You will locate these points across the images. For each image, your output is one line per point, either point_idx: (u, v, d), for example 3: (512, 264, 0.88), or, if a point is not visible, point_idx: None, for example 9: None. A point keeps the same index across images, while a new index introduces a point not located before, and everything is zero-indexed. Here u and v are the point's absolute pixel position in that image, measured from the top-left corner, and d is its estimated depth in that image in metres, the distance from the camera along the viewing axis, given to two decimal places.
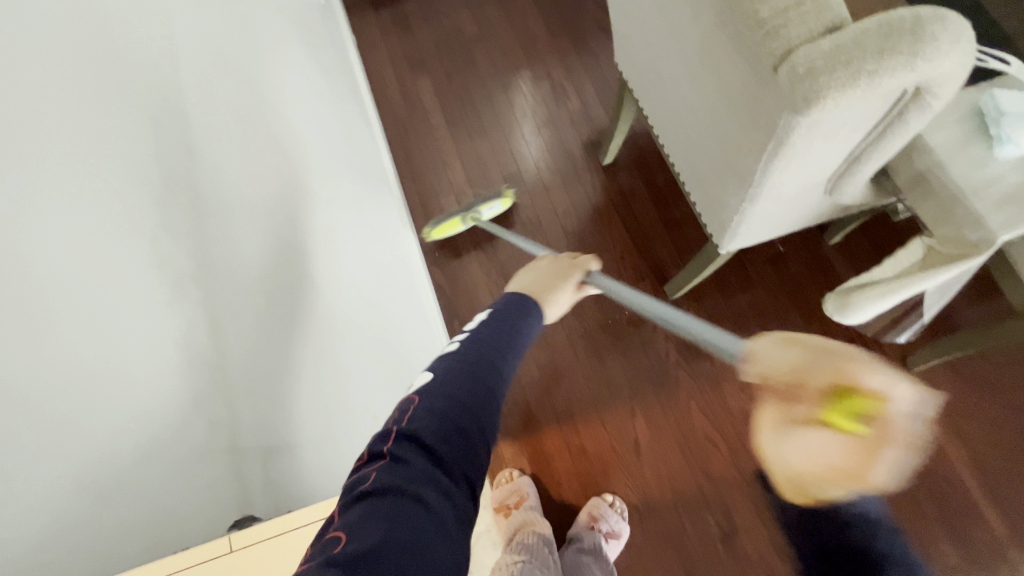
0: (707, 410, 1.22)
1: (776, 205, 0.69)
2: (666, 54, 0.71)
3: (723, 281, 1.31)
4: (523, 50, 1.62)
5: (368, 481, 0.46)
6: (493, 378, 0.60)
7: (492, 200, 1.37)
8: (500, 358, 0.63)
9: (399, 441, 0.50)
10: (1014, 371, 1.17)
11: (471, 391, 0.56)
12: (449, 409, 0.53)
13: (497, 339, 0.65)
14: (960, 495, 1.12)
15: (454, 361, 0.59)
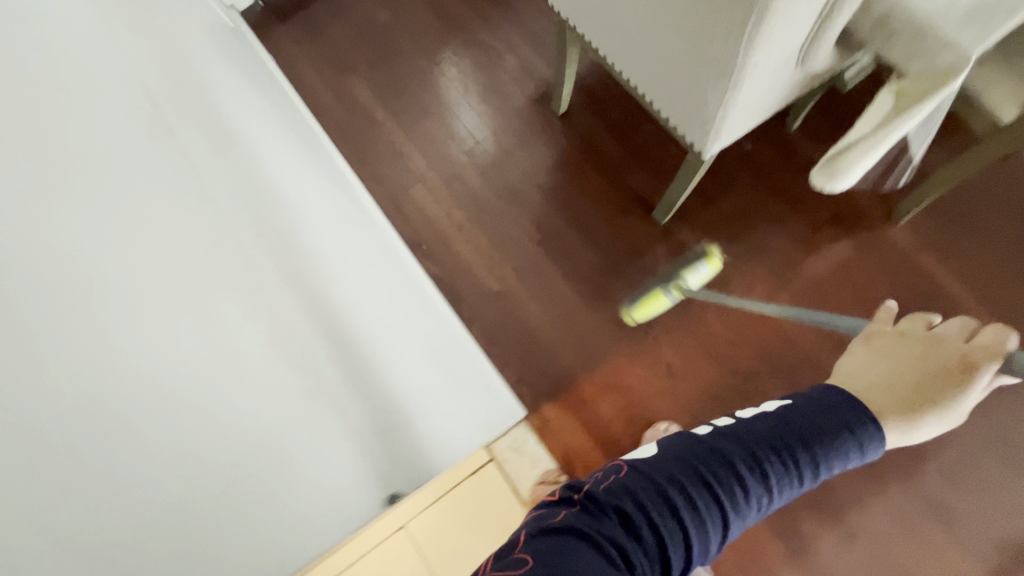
0: (722, 315, 1.27)
1: (761, 76, 0.70)
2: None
3: (704, 191, 1.34)
4: (443, 23, 1.58)
5: (559, 517, 0.56)
6: (718, 488, 0.59)
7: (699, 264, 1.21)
8: (744, 479, 0.61)
9: (589, 495, 0.58)
10: (984, 198, 1.25)
11: (678, 480, 0.59)
12: (652, 486, 0.59)
13: (761, 443, 0.64)
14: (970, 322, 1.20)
15: (683, 447, 0.63)
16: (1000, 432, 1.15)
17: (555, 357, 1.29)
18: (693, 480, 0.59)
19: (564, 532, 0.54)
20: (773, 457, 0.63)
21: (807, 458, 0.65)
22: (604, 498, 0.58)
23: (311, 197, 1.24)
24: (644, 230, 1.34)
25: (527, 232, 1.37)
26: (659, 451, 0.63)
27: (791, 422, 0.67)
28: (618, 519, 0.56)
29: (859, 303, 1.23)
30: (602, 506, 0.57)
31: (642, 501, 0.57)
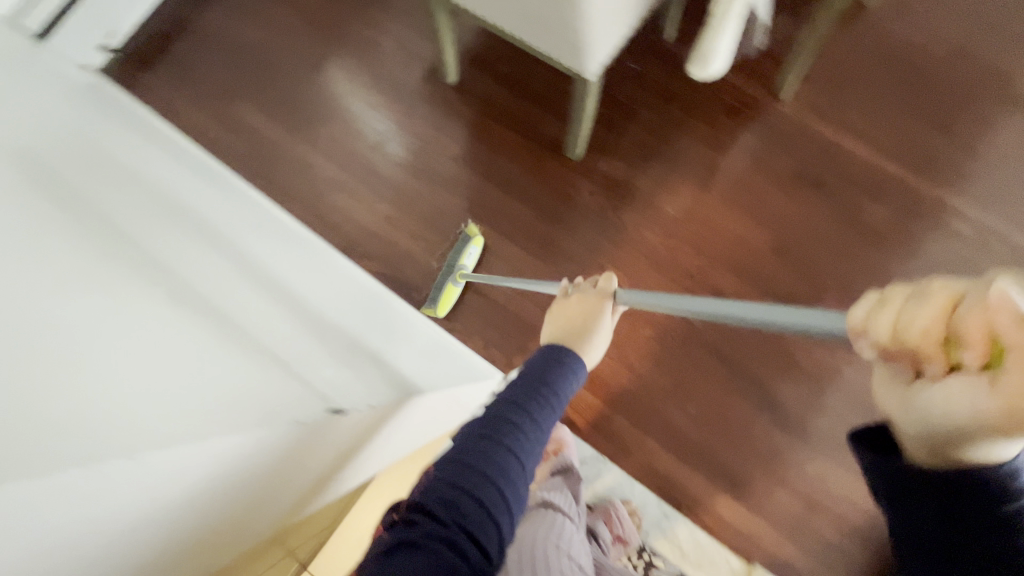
0: (657, 227, 1.32)
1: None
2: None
3: (607, 118, 1.38)
4: (313, 27, 1.55)
5: (388, 540, 0.54)
6: (512, 447, 0.61)
7: (466, 246, 1.32)
8: (527, 432, 0.64)
9: (411, 507, 0.57)
10: (852, 54, 1.34)
11: (480, 457, 0.59)
12: (462, 470, 0.59)
13: (523, 390, 0.68)
14: (871, 168, 1.29)
15: (473, 428, 0.63)
16: (924, 257, 1.25)
17: (516, 314, 1.32)
18: (488, 444, 0.61)
19: (395, 553, 0.52)
20: (539, 395, 0.68)
21: (567, 379, 0.72)
22: (423, 503, 0.56)
23: (226, 210, 1.11)
24: (563, 171, 1.38)
25: (455, 205, 1.39)
26: (455, 442, 0.62)
27: (532, 371, 0.72)
28: (438, 518, 0.55)
29: (773, 179, 1.31)
30: (422, 516, 0.55)
31: (453, 492, 0.57)
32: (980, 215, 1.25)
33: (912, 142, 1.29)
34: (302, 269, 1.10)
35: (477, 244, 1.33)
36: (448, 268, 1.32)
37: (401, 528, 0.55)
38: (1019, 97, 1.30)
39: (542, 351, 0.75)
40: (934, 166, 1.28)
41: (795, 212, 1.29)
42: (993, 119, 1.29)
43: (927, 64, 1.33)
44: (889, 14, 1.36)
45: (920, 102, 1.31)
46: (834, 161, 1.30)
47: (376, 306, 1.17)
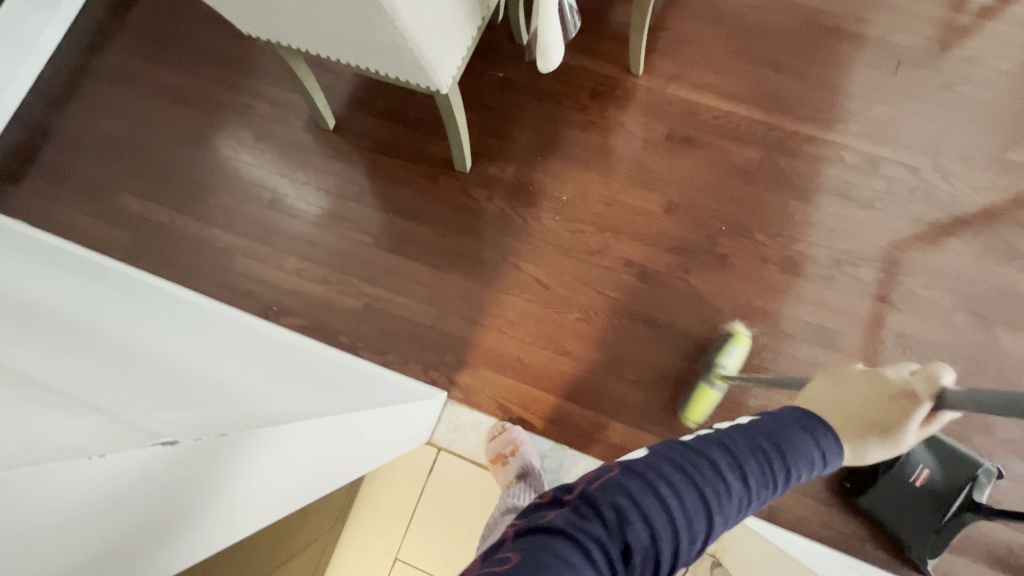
0: (558, 216, 1.37)
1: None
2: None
3: (488, 127, 1.44)
4: (181, 104, 1.54)
5: (552, 521, 0.51)
6: (706, 493, 0.53)
7: (729, 347, 1.25)
8: (736, 480, 0.54)
9: (582, 498, 0.53)
10: (688, 22, 1.47)
11: (669, 486, 0.53)
12: (643, 494, 0.52)
13: (747, 444, 0.56)
14: (732, 117, 1.40)
15: (674, 449, 0.56)
16: (796, 184, 1.36)
17: (446, 331, 1.33)
18: (672, 478, 0.53)
19: (548, 537, 0.50)
20: (763, 455, 0.56)
21: (809, 457, 0.58)
22: (591, 502, 0.52)
23: (115, 287, 1.05)
24: (459, 185, 1.41)
25: (362, 242, 1.39)
26: (648, 453, 0.56)
27: (772, 427, 0.58)
28: (604, 526, 0.51)
29: (649, 147, 1.40)
30: (590, 514, 0.51)
31: (625, 513, 0.51)
32: (833, 135, 1.38)
33: (759, 85, 1.42)
34: (223, 329, 1.04)
35: (739, 343, 1.25)
36: (703, 368, 1.26)
37: (568, 511, 0.52)
38: (837, 28, 1.45)
39: (792, 410, 0.62)
40: (783, 102, 1.41)
41: (676, 171, 1.38)
42: (821, 50, 1.44)
43: (753, 17, 1.46)
44: None
45: (756, 50, 1.44)
46: (698, 119, 1.41)
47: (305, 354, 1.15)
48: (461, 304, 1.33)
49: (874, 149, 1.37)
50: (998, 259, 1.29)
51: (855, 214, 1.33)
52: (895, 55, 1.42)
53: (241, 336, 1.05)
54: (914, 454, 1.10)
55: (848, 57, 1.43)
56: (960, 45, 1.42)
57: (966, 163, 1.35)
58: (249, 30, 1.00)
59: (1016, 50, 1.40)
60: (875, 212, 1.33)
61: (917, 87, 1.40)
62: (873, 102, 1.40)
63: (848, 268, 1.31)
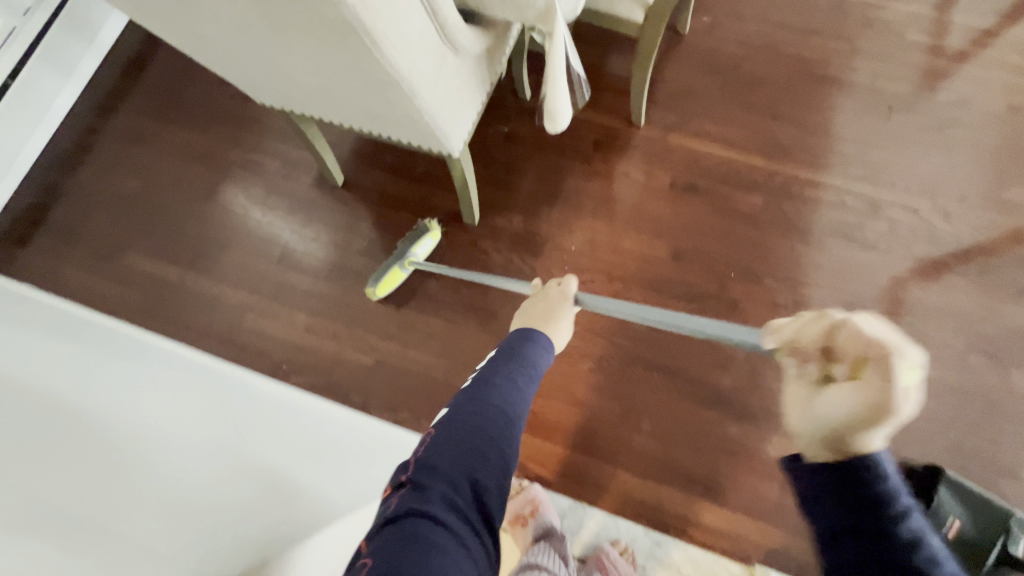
0: (567, 265, 1.38)
1: (433, 76, 0.78)
2: (267, 44, 0.76)
3: (494, 179, 1.47)
4: (191, 162, 1.56)
5: (399, 504, 0.58)
6: (498, 409, 0.67)
7: (422, 237, 1.36)
8: (510, 394, 0.70)
9: (415, 473, 0.61)
10: (685, 74, 1.52)
11: (471, 420, 0.65)
12: (458, 436, 0.63)
13: (502, 362, 0.76)
14: (733, 163, 1.43)
15: (465, 399, 0.68)
16: (801, 228, 1.37)
17: (458, 385, 1.31)
18: (469, 417, 0.65)
19: (400, 520, 0.56)
20: (518, 364, 0.76)
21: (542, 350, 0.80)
22: (424, 471, 0.60)
23: (142, 377, 1.09)
24: (467, 236, 1.42)
25: (371, 296, 1.39)
26: (449, 411, 0.67)
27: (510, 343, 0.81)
28: (440, 479, 0.59)
29: (654, 195, 1.42)
30: (429, 480, 0.59)
31: (452, 458, 0.61)
32: (833, 179, 1.41)
33: (758, 133, 1.45)
34: (235, 415, 1.08)
35: (430, 235, 1.37)
36: (399, 256, 1.35)
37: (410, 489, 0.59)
38: (829, 75, 1.50)
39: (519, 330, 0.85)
40: (782, 148, 1.44)
41: (682, 218, 1.40)
42: (816, 98, 1.48)
43: (748, 67, 1.51)
44: (706, 31, 1.55)
45: (752, 99, 1.48)
46: (700, 167, 1.43)
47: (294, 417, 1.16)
48: (473, 357, 1.32)
49: (874, 192, 1.39)
50: (1006, 298, 1.29)
51: (860, 255, 1.35)
52: (887, 101, 1.47)
53: (248, 418, 1.09)
54: (941, 503, 1.09)
55: (841, 104, 1.47)
56: (949, 90, 1.47)
57: (965, 203, 1.37)
58: (262, 98, 1.01)
59: (1003, 93, 1.45)
60: (880, 254, 1.35)
61: (910, 131, 1.44)
62: (869, 146, 1.43)
63: (859, 310, 1.31)
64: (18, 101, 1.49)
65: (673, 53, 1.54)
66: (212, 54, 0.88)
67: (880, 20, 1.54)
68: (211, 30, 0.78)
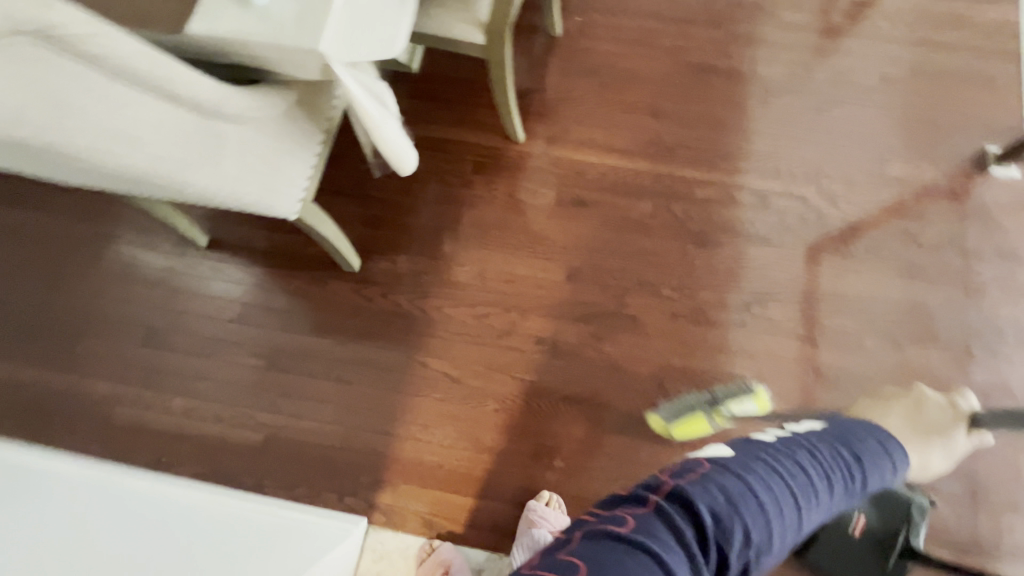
0: (459, 302, 1.30)
1: (213, 158, 0.73)
2: (41, 165, 0.74)
3: (373, 219, 1.35)
4: (36, 244, 1.39)
5: (638, 510, 0.56)
6: (807, 493, 0.59)
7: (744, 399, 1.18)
8: (846, 490, 0.63)
9: (668, 495, 0.57)
10: (561, 79, 1.43)
11: (758, 479, 0.58)
12: (731, 488, 0.56)
13: (835, 451, 0.65)
14: (619, 170, 1.37)
15: (767, 455, 0.61)
16: (694, 230, 1.33)
17: (358, 448, 1.22)
18: (742, 469, 0.58)
19: (629, 538, 0.53)
20: (867, 467, 0.66)
21: (897, 450, 0.70)
22: (683, 500, 0.56)
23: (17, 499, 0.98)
24: (350, 285, 1.31)
25: (251, 365, 1.27)
26: (733, 452, 0.62)
27: (844, 429, 0.70)
28: (694, 515, 0.54)
29: (542, 214, 1.35)
30: (675, 504, 0.56)
31: (733, 506, 0.55)
32: (722, 175, 1.37)
33: (643, 135, 1.39)
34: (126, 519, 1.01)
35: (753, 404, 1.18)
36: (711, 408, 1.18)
37: (652, 511, 0.56)
38: (707, 66, 1.45)
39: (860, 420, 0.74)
40: (669, 148, 1.38)
41: (574, 235, 1.33)
42: (695, 91, 1.43)
43: (627, 64, 1.44)
44: (580, 30, 1.46)
45: (634, 98, 1.42)
46: (587, 180, 1.36)
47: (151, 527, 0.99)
48: (370, 415, 1.24)
49: (761, 183, 1.36)
50: (897, 276, 1.30)
51: (754, 251, 1.32)
52: (768, 86, 1.43)
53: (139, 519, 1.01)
54: None
55: (724, 93, 1.42)
56: (826, 68, 1.44)
57: (849, 183, 1.36)
58: None
59: (878, 65, 1.43)
60: (772, 247, 1.32)
61: (791, 115, 1.41)
62: (755, 136, 1.40)
63: (758, 308, 1.29)
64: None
65: (548, 59, 1.45)
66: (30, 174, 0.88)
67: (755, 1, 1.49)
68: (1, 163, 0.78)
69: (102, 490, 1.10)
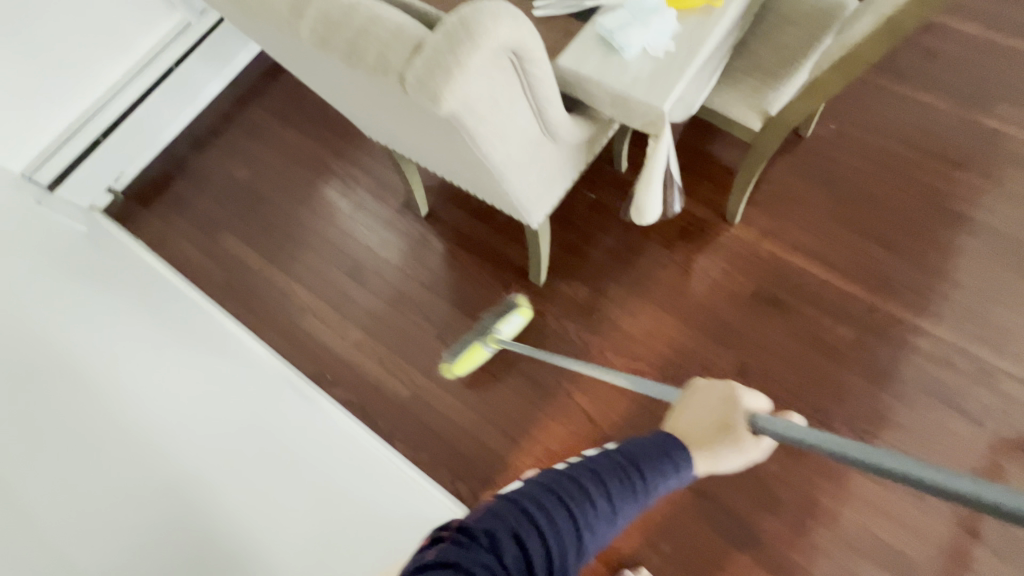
0: (620, 350, 1.33)
1: (525, 163, 0.77)
2: (370, 103, 0.75)
3: (569, 244, 1.44)
4: (300, 166, 1.67)
5: (433, 553, 0.49)
6: (603, 516, 0.53)
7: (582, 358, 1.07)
8: (637, 496, 0.55)
9: (456, 530, 0.51)
10: (796, 178, 1.42)
11: (540, 512, 0.51)
12: (514, 514, 0.51)
13: (617, 462, 0.57)
14: (826, 287, 1.31)
15: (552, 481, 0.54)
16: (889, 377, 1.23)
17: (483, 442, 1.30)
18: (546, 495, 0.53)
19: (432, 563, 0.48)
20: (643, 472, 0.57)
21: (684, 468, 0.59)
22: (470, 531, 0.50)
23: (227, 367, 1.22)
24: (529, 295, 1.41)
25: (422, 329, 1.41)
26: (524, 484, 0.55)
27: (630, 450, 0.59)
28: (484, 545, 0.49)
29: (730, 299, 1.34)
30: (478, 532, 0.50)
31: (510, 527, 0.50)
32: (943, 331, 1.25)
33: (864, 261, 1.32)
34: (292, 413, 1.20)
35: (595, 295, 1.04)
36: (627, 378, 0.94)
37: (452, 538, 0.50)
38: (964, 215, 1.34)
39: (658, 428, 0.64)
40: (891, 284, 1.30)
41: (755, 331, 1.30)
42: (940, 236, 1.33)
43: (868, 186, 1.38)
44: (829, 138, 1.44)
45: (865, 221, 1.36)
46: (788, 284, 1.33)
47: (311, 445, 1.12)
48: (504, 419, 1.31)
49: (988, 357, 1.22)
50: None
51: (955, 426, 1.18)
52: None
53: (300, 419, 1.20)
54: None
55: (972, 249, 1.31)
56: None
57: None
58: (375, 135, 1.06)
59: None
60: (980, 431, 1.17)
61: None
62: (998, 306, 1.25)
63: None
64: (184, 93, 1.65)
65: (788, 155, 1.44)
66: (319, 84, 0.88)
67: None
68: (320, 75, 0.79)
69: (279, 386, 1.29)
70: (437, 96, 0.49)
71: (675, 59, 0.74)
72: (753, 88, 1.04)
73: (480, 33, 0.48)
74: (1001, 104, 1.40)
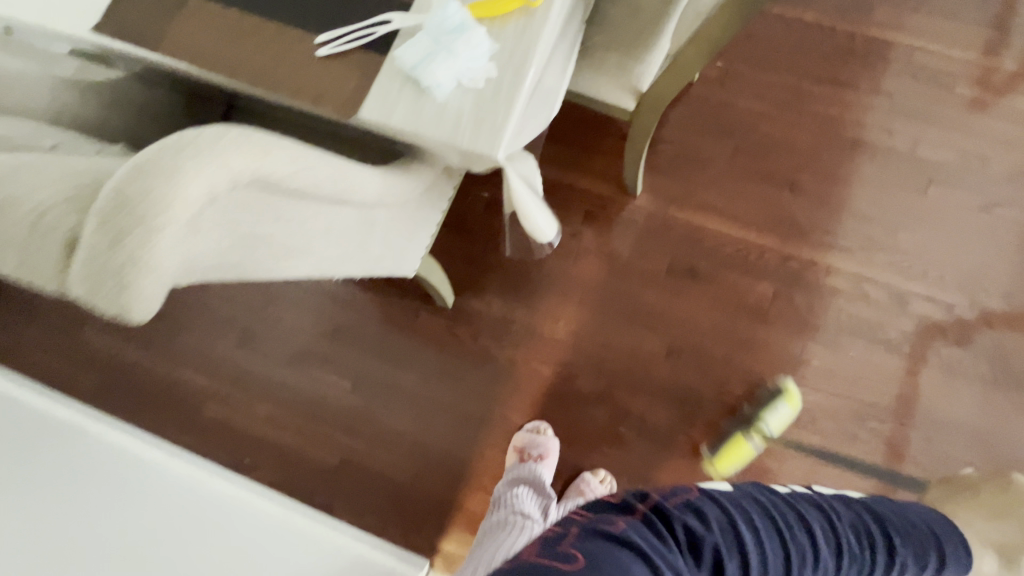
0: (548, 359, 1.25)
1: (347, 242, 0.68)
2: None
3: (471, 255, 1.31)
4: None
5: (620, 528, 0.58)
6: (805, 550, 0.59)
7: (775, 404, 1.16)
8: (859, 560, 0.61)
9: (654, 512, 0.60)
10: (692, 132, 1.32)
11: (757, 521, 0.60)
12: (712, 515, 0.59)
13: (867, 534, 0.63)
14: (738, 244, 1.26)
15: (768, 502, 0.62)
16: (812, 325, 1.22)
17: (427, 490, 1.23)
18: (750, 514, 0.60)
19: (620, 539, 0.56)
20: (913, 561, 0.64)
21: (954, 555, 0.67)
22: (660, 520, 0.59)
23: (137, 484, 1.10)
24: (441, 321, 1.29)
25: (336, 385, 1.29)
26: (735, 490, 0.64)
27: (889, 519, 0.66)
28: (672, 532, 0.58)
29: (650, 280, 1.27)
30: (667, 521, 0.59)
31: (712, 530, 0.58)
32: (856, 267, 1.23)
33: (772, 209, 1.27)
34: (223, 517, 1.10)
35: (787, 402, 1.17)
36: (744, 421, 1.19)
37: (640, 518, 0.60)
38: (861, 139, 1.29)
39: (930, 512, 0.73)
40: (801, 229, 1.26)
41: (680, 308, 1.25)
42: (840, 166, 1.28)
43: (765, 126, 1.31)
44: (720, 80, 1.33)
45: (769, 166, 1.29)
46: (702, 250, 1.27)
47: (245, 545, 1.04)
48: (444, 459, 1.23)
49: (900, 283, 1.22)
50: None
51: (877, 358, 1.20)
52: (928, 171, 1.27)
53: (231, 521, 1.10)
54: None
55: (873, 175, 1.27)
56: (1002, 159, 1.26)
57: (1005, 302, 1.20)
58: None
59: None
60: (901, 359, 1.19)
61: (948, 211, 1.25)
62: (901, 228, 1.24)
63: (873, 425, 1.17)
64: None
65: (679, 107, 1.33)
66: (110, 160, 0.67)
67: (927, 70, 1.31)
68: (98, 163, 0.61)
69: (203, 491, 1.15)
70: (126, 313, 0.43)
71: (499, 87, 0.59)
72: (619, 64, 0.91)
73: (157, 220, 0.43)
74: (881, 8, 1.33)
